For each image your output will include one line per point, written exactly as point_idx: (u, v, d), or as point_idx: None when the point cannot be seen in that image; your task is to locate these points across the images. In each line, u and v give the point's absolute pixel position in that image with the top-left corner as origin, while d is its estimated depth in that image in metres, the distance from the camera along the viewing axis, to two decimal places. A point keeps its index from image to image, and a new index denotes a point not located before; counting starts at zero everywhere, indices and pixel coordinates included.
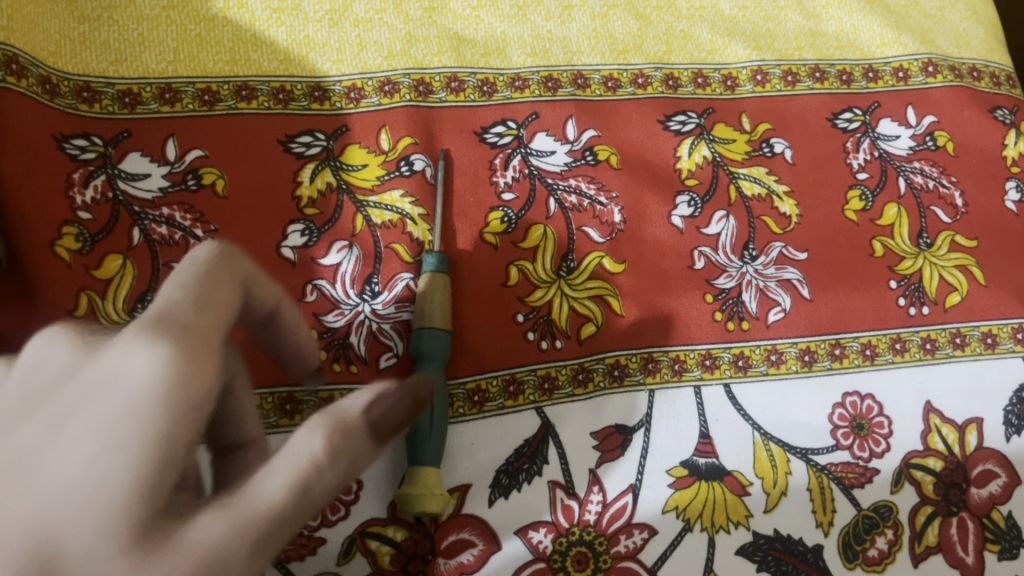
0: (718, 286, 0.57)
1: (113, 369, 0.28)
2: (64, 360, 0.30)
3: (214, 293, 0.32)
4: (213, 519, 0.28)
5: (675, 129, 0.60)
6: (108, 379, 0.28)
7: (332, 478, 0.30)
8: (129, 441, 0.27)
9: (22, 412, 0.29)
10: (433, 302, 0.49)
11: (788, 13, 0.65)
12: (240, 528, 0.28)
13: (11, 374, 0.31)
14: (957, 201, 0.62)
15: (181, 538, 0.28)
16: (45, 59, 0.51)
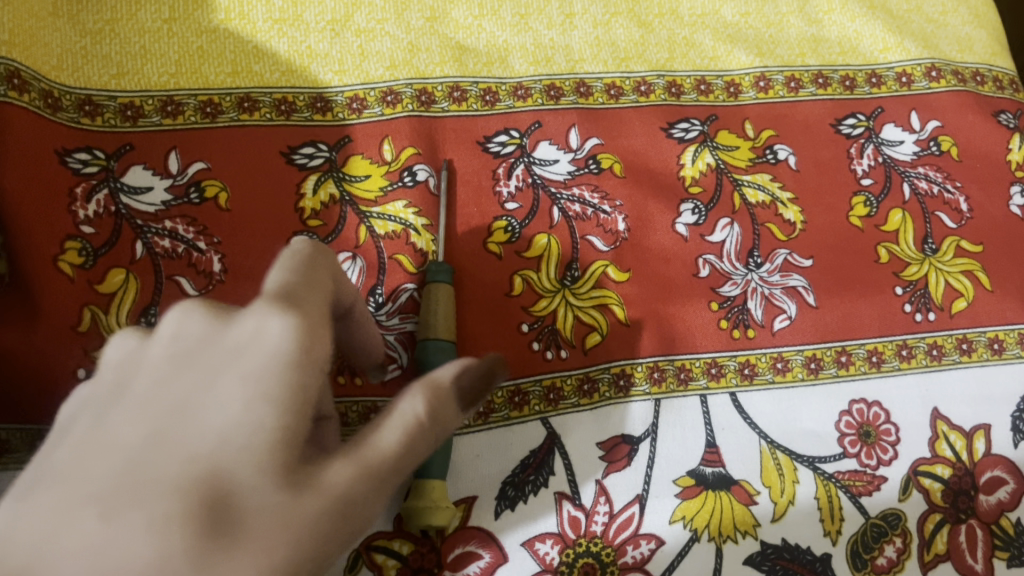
0: (723, 294, 0.57)
1: (254, 332, 0.33)
2: (200, 328, 0.34)
3: (316, 275, 0.37)
4: (339, 463, 0.32)
5: (678, 136, 0.60)
6: (252, 340, 0.33)
7: (432, 434, 0.34)
8: (272, 390, 0.32)
9: (170, 371, 0.33)
10: (438, 313, 0.49)
11: (791, 19, 0.65)
12: (364, 470, 0.32)
13: (147, 342, 0.34)
14: (962, 206, 0.62)
15: (318, 479, 0.31)
16: (47, 73, 0.51)
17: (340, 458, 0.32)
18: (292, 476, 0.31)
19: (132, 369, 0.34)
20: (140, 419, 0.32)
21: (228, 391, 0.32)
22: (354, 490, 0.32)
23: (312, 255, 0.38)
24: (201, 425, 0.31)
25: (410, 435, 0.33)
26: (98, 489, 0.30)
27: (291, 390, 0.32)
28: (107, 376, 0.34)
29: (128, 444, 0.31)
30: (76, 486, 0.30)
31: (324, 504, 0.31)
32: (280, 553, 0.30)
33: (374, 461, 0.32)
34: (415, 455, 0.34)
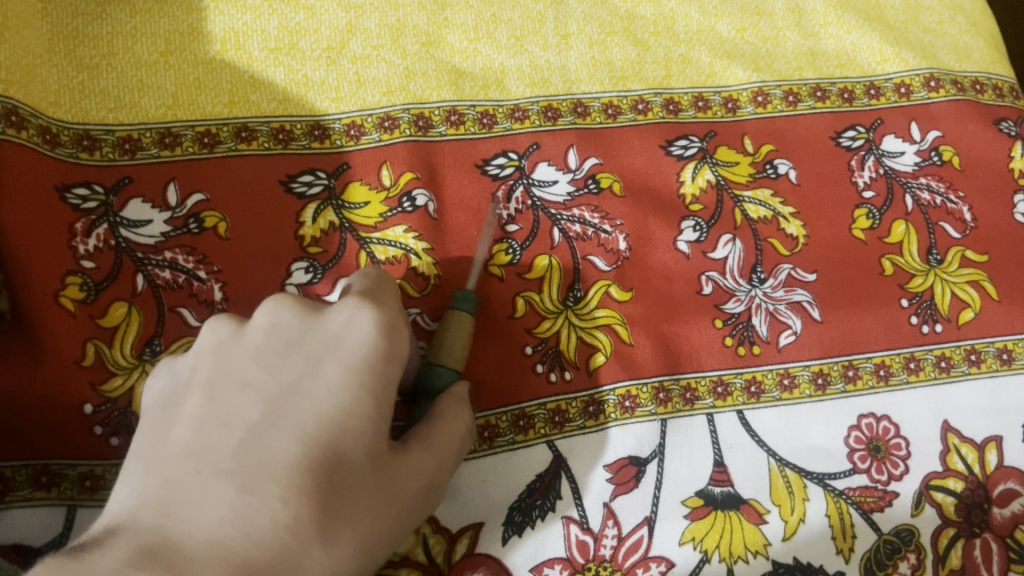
0: (728, 311, 0.56)
1: (351, 329, 0.38)
2: (295, 324, 0.38)
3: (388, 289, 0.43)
4: (426, 456, 0.40)
5: (678, 154, 0.60)
6: (351, 337, 0.37)
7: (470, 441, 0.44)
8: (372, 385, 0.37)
9: (272, 361, 0.37)
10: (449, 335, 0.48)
11: (787, 33, 0.65)
12: (439, 464, 0.40)
13: (246, 334, 0.38)
14: (966, 215, 0.61)
15: (408, 467, 0.38)
16: (44, 109, 0.51)
17: (424, 455, 0.40)
18: (394, 465, 0.38)
19: (233, 357, 0.38)
20: (255, 398, 0.36)
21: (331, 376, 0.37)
22: (430, 480, 0.40)
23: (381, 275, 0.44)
24: (310, 409, 0.36)
25: (463, 441, 0.42)
26: (229, 465, 0.34)
27: (387, 385, 0.37)
28: (209, 361, 0.38)
29: (248, 423, 0.35)
30: (208, 461, 0.34)
31: (417, 491, 0.39)
32: (386, 524, 0.37)
33: (443, 460, 0.41)
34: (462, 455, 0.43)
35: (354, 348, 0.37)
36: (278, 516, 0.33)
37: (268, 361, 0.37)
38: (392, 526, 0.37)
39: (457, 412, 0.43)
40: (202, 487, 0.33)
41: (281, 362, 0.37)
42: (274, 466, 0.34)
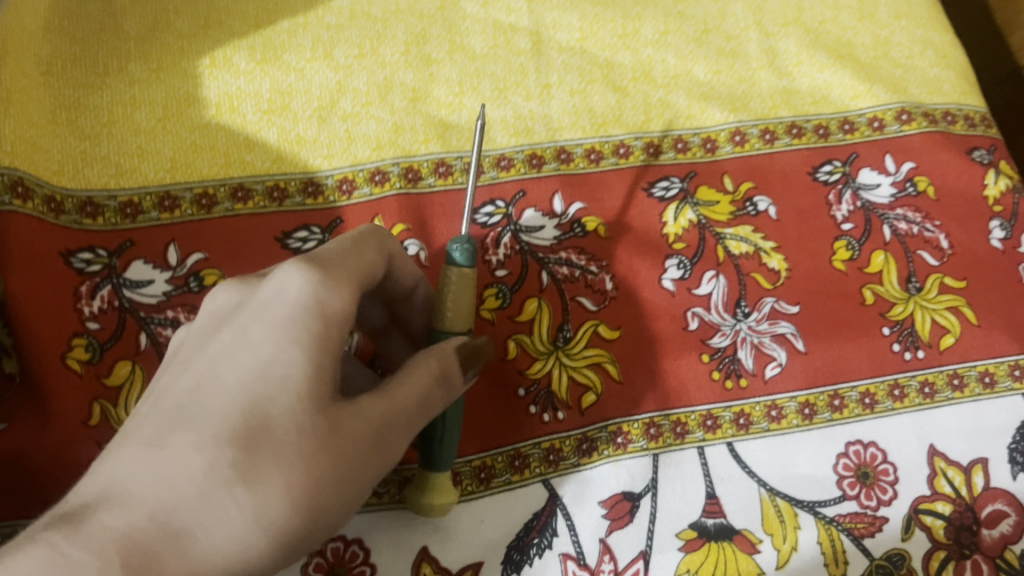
0: (713, 345, 0.58)
1: (277, 288, 0.40)
2: (232, 296, 0.42)
3: (365, 247, 0.44)
4: (375, 405, 0.40)
5: (659, 195, 0.62)
6: (277, 297, 0.39)
7: (444, 395, 0.43)
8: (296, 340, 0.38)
9: (210, 333, 0.41)
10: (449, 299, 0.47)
11: (762, 74, 0.67)
12: (392, 415, 0.40)
13: (196, 317, 0.43)
14: (943, 243, 0.63)
15: (356, 414, 0.39)
16: (49, 179, 0.53)
17: (375, 401, 0.40)
18: (336, 412, 0.38)
19: (184, 340, 0.42)
20: (187, 371, 0.40)
21: (256, 338, 0.39)
22: (382, 427, 0.40)
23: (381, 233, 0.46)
24: (233, 369, 0.39)
25: (426, 394, 0.42)
26: (150, 432, 0.38)
27: (316, 338, 0.38)
28: (172, 347, 0.43)
29: (179, 392, 0.39)
30: (135, 431, 0.38)
31: (363, 439, 0.39)
32: (327, 468, 0.38)
33: (398, 409, 0.40)
34: (432, 407, 0.42)
35: (278, 308, 0.39)
36: (206, 472, 0.36)
37: (215, 332, 0.41)
38: (337, 470, 0.38)
39: (421, 363, 0.42)
40: (122, 454, 0.37)
41: (222, 332, 0.40)
42: (194, 424, 0.38)
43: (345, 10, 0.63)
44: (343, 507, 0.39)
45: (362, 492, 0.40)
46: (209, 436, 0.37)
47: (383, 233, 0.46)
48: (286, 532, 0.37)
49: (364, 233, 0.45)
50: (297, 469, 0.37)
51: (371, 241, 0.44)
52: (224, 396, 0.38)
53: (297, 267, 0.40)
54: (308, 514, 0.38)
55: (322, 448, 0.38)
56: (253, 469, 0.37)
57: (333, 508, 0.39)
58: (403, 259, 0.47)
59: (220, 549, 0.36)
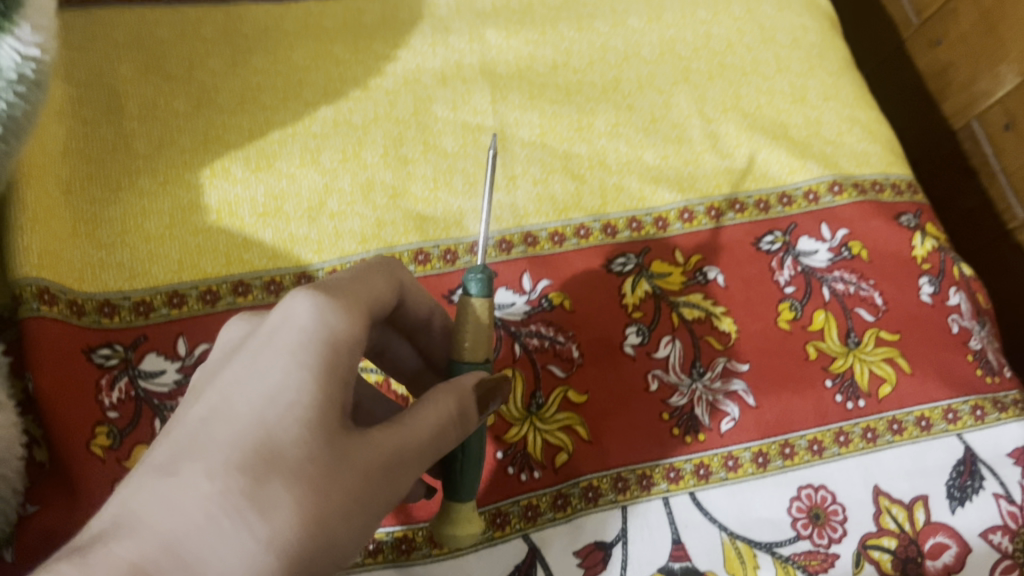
0: (673, 404, 0.64)
1: (286, 316, 0.42)
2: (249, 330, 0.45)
3: (373, 283, 0.48)
4: (391, 435, 0.42)
5: (618, 270, 0.69)
6: (286, 322, 0.42)
7: (458, 427, 0.45)
8: (307, 362, 0.40)
9: (226, 362, 0.43)
10: (468, 332, 0.50)
11: (706, 156, 0.75)
12: (407, 445, 0.42)
13: (216, 353, 0.45)
14: (878, 300, 0.70)
15: (369, 446, 0.41)
16: (72, 285, 0.59)
17: (386, 435, 0.42)
18: (347, 442, 0.40)
19: (205, 374, 0.44)
20: (201, 399, 0.41)
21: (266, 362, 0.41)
22: (397, 458, 0.42)
23: (378, 268, 0.50)
24: (243, 395, 0.40)
25: (442, 427, 0.44)
26: (163, 460, 0.39)
27: (325, 363, 0.41)
28: (192, 382, 0.45)
29: (192, 420, 0.40)
30: (149, 461, 0.39)
31: (376, 468, 0.41)
32: (339, 497, 0.39)
33: (412, 439, 0.43)
34: (444, 440, 0.44)
35: (288, 334, 0.42)
36: (218, 497, 0.37)
37: (226, 364, 0.43)
38: (348, 499, 0.40)
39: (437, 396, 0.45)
40: (134, 483, 0.38)
41: (233, 361, 0.42)
42: (202, 453, 0.38)
43: (330, 119, 0.70)
44: (353, 536, 0.40)
45: (372, 522, 0.42)
46: (218, 462, 0.37)
47: (388, 267, 0.51)
48: (297, 558, 0.37)
49: (375, 267, 0.50)
50: (305, 492, 0.38)
51: (378, 277, 0.49)
52: (235, 423, 0.39)
53: (309, 294, 0.43)
54: (318, 540, 0.38)
55: (335, 474, 0.39)
56: (264, 501, 0.37)
57: (343, 537, 0.40)
58: (412, 290, 0.53)
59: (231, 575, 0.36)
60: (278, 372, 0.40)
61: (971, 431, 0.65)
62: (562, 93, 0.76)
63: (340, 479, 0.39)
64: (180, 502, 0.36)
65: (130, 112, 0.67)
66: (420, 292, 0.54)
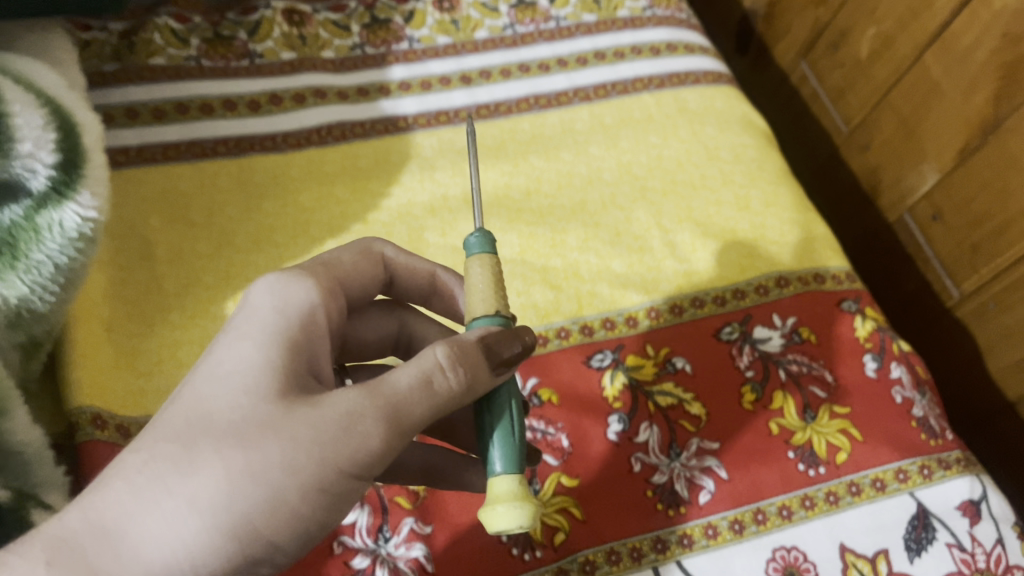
0: (655, 482, 0.72)
1: (244, 299, 0.49)
2: None
3: (336, 270, 0.55)
4: (358, 390, 0.44)
5: (597, 365, 0.78)
6: (243, 305, 0.48)
7: (451, 381, 0.46)
8: (255, 333, 0.46)
9: None
10: (477, 281, 0.51)
11: (666, 262, 0.85)
12: (374, 397, 0.44)
13: None
14: (828, 378, 0.79)
15: (325, 402, 0.44)
16: (119, 410, 0.67)
17: (354, 392, 0.44)
18: (289, 405, 0.43)
19: None
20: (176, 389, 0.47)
21: (225, 340, 0.47)
22: (369, 408, 0.44)
23: (342, 249, 0.58)
24: (201, 373, 0.45)
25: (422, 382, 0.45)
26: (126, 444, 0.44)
27: (268, 333, 0.46)
28: None
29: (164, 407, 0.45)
30: None
31: (332, 422, 0.43)
32: (279, 451, 0.42)
33: (385, 391, 0.44)
34: (434, 395, 0.46)
35: (244, 313, 0.48)
36: (142, 468, 0.41)
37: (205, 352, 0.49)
38: (293, 451, 0.42)
39: (425, 354, 0.46)
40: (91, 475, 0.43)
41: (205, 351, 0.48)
42: (148, 432, 0.43)
43: None
44: (311, 491, 0.43)
45: (344, 484, 0.44)
46: (152, 436, 0.43)
47: (366, 246, 0.59)
48: (237, 517, 0.41)
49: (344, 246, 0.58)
50: (231, 452, 0.42)
51: (344, 260, 0.56)
52: (186, 400, 0.44)
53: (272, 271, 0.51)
54: (258, 494, 0.41)
55: (270, 433, 0.42)
56: (188, 468, 0.41)
57: (295, 496, 0.42)
58: (401, 263, 0.61)
59: (155, 542, 0.40)
60: (239, 338, 0.46)
61: (922, 488, 0.73)
62: (537, 216, 0.87)
63: (275, 432, 0.42)
64: (109, 476, 0.42)
65: (162, 257, 0.77)
66: (414, 262, 0.62)
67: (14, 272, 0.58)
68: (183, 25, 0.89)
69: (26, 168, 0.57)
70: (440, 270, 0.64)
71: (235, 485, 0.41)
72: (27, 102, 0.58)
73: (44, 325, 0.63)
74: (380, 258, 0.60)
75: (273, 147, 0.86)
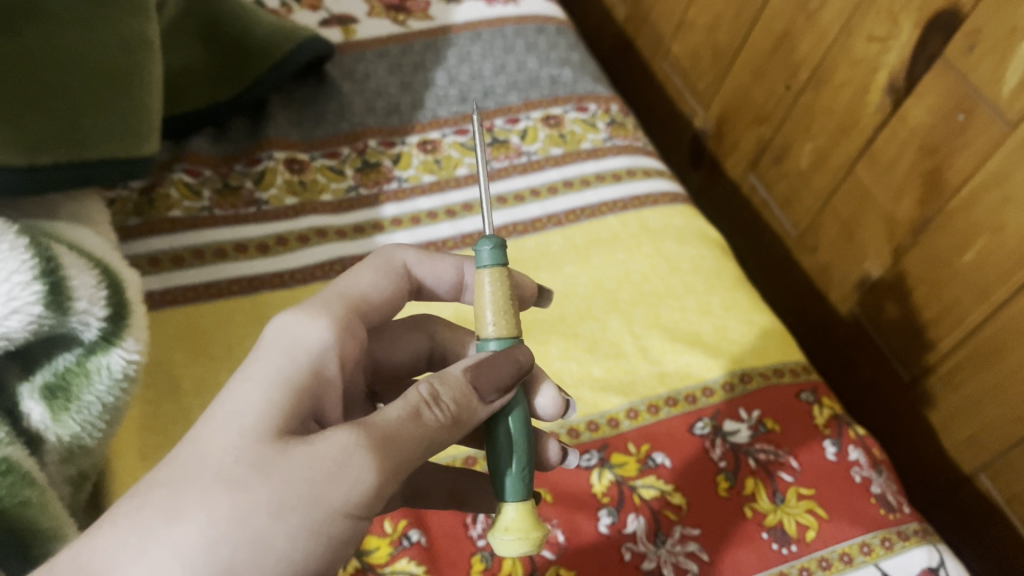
0: (645, 568, 0.79)
1: (259, 348, 0.57)
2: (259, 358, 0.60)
3: (350, 305, 0.63)
4: (355, 424, 0.51)
5: (585, 464, 0.86)
6: (255, 353, 0.56)
7: (439, 415, 0.54)
8: (263, 378, 0.54)
9: None
10: (489, 297, 0.59)
11: (640, 366, 0.94)
12: (370, 429, 0.51)
13: None
14: (793, 463, 0.88)
15: (322, 439, 0.49)
16: None
17: (351, 426, 0.51)
18: (279, 451, 0.49)
19: None
20: None
21: (233, 385, 0.53)
22: (364, 439, 0.50)
23: (358, 277, 0.66)
24: (201, 424, 0.51)
25: (409, 419, 0.52)
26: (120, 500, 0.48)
27: (275, 378, 0.54)
28: None
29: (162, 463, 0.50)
30: None
31: (325, 461, 0.48)
32: (271, 492, 0.47)
33: (380, 424, 0.51)
34: (424, 425, 0.53)
35: (253, 364, 0.55)
36: (131, 516, 0.46)
37: None
38: (284, 492, 0.47)
39: (410, 394, 0.54)
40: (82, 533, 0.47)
41: None
42: (143, 485, 0.48)
43: None
44: (301, 532, 0.47)
45: (331, 526, 0.48)
46: (145, 489, 0.47)
47: (389, 257, 0.69)
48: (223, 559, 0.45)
49: (362, 271, 0.66)
50: (219, 497, 0.46)
51: (359, 290, 0.65)
52: (181, 452, 0.49)
53: (292, 309, 0.60)
54: (248, 536, 0.46)
55: (259, 477, 0.47)
56: (174, 515, 0.46)
57: (285, 538, 0.46)
58: (424, 264, 0.70)
59: None
60: (252, 381, 0.54)
61: (885, 559, 0.81)
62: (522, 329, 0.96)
63: (262, 474, 0.47)
64: (102, 528, 0.46)
65: (186, 389, 0.85)
66: (440, 264, 0.71)
67: (67, 413, 0.66)
68: (196, 179, 1.01)
69: (81, 322, 0.66)
70: (463, 266, 0.73)
71: (222, 528, 0.45)
72: (83, 266, 0.68)
73: (92, 459, 0.70)
74: (400, 268, 0.69)
75: (282, 283, 0.95)
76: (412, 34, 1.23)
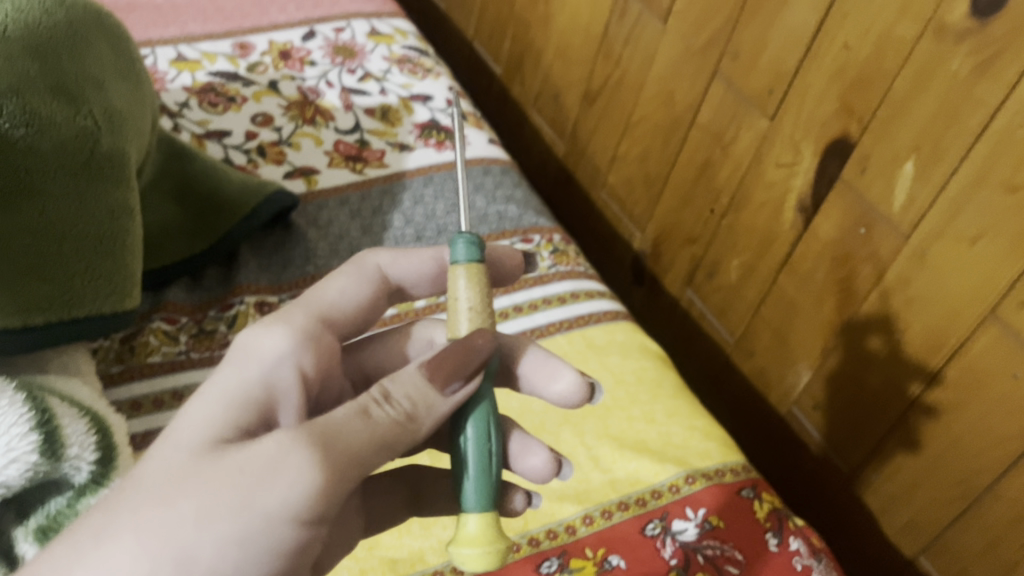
0: None
1: (222, 369, 0.68)
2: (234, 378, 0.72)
3: (310, 321, 0.76)
4: (303, 426, 0.59)
5: (545, 570, 0.92)
6: (217, 373, 0.68)
7: (388, 413, 0.62)
8: (221, 394, 0.65)
9: None
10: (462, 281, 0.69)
11: (593, 474, 1.01)
12: (318, 428, 0.59)
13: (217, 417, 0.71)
14: (738, 556, 0.95)
15: (267, 443, 0.58)
16: None
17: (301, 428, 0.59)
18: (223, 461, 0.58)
19: None
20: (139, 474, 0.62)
21: (194, 406, 0.64)
22: (306, 436, 0.58)
23: (321, 289, 0.79)
24: (160, 444, 0.61)
25: (357, 417, 0.61)
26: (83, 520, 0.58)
27: (230, 393, 0.65)
28: None
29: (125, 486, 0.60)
30: None
31: (265, 463, 0.57)
32: (207, 499, 0.55)
33: (328, 423, 0.60)
34: (374, 418, 0.61)
35: (212, 385, 0.66)
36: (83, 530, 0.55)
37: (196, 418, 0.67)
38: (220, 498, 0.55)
39: (363, 397, 0.63)
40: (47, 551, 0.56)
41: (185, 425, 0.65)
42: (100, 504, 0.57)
43: None
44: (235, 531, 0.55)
45: (266, 526, 0.56)
46: (101, 506, 0.56)
47: (358, 260, 0.82)
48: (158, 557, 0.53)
49: (326, 281, 0.80)
50: (158, 508, 0.55)
51: (318, 301, 0.78)
52: (138, 470, 0.59)
53: (256, 327, 0.72)
54: (182, 537, 0.54)
55: (198, 486, 0.56)
56: (115, 527, 0.54)
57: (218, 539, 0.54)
58: (394, 261, 0.83)
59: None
60: (210, 399, 0.64)
61: None
62: None
63: (202, 483, 0.56)
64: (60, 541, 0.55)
65: None
66: (410, 258, 0.83)
67: None
68: (173, 326, 1.09)
69: (73, 466, 0.73)
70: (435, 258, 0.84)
71: (157, 531, 0.54)
72: (74, 415, 0.75)
73: None
74: (367, 269, 0.81)
75: None
76: (369, 181, 1.35)
